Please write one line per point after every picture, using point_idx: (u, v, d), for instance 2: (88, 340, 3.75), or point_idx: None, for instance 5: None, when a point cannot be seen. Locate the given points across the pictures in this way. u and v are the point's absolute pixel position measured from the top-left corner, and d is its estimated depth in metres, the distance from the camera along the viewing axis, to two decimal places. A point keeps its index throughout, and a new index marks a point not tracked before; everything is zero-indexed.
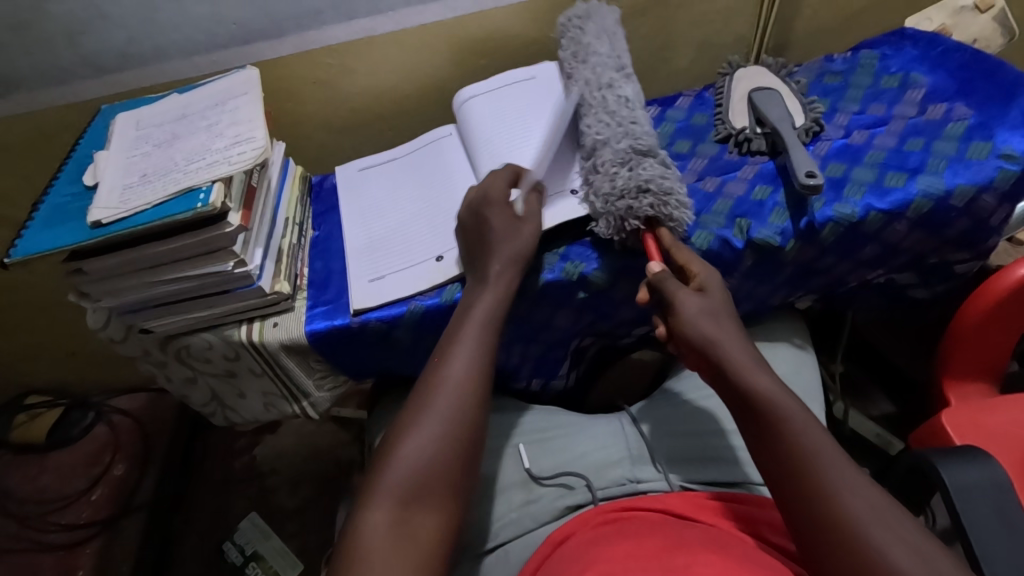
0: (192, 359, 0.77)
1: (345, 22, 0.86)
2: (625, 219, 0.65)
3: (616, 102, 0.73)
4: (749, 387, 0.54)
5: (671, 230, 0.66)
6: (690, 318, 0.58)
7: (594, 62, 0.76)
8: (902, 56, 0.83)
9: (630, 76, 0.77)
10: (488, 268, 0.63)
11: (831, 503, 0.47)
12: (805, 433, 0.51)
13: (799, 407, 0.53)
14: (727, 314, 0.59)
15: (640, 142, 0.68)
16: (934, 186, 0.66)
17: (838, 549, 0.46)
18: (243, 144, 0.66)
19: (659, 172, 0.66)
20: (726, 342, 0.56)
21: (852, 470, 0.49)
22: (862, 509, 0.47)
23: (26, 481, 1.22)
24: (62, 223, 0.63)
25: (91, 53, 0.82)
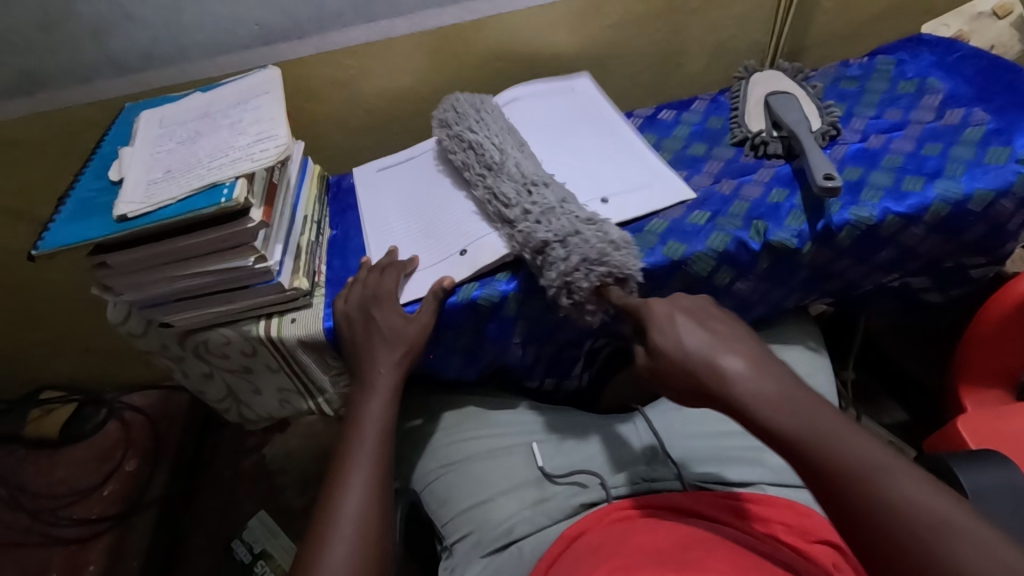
0: (209, 355, 0.78)
1: (365, 24, 0.87)
2: (585, 307, 0.64)
3: (496, 207, 0.69)
4: (759, 418, 0.47)
5: (618, 287, 0.63)
6: (680, 349, 0.53)
7: (471, 180, 0.74)
8: (919, 61, 0.83)
9: (502, 166, 0.72)
10: (371, 377, 0.66)
11: (897, 524, 0.40)
12: (828, 444, 0.44)
13: (816, 414, 0.46)
14: (728, 331, 0.53)
15: (532, 242, 0.65)
16: (951, 191, 0.66)
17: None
18: (266, 141, 0.67)
19: (566, 259, 0.62)
20: (728, 364, 0.50)
21: (886, 470, 0.42)
22: (918, 526, 0.40)
23: (39, 475, 1.22)
24: (88, 218, 0.64)
25: (116, 51, 0.84)
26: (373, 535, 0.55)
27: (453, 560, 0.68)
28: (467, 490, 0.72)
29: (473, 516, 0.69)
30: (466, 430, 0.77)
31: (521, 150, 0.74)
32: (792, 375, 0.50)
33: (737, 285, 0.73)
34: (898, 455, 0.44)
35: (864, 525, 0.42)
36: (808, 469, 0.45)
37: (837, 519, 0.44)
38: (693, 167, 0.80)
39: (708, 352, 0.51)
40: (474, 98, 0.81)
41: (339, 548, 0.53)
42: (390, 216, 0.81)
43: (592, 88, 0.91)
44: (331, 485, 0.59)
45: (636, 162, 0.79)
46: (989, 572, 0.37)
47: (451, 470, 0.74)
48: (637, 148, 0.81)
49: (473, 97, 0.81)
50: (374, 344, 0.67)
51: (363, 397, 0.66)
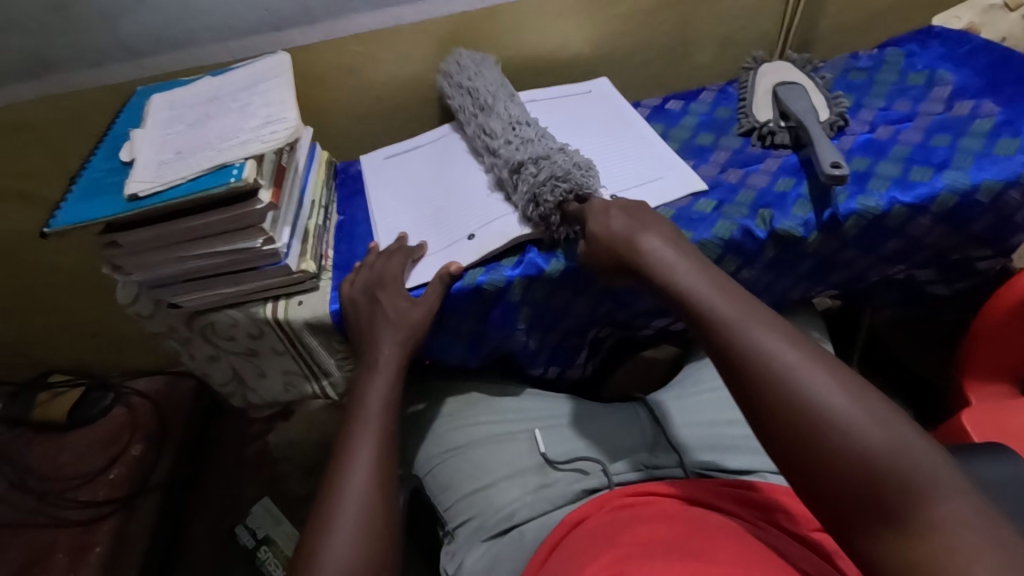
0: (216, 337, 0.78)
1: (374, 11, 0.87)
2: (549, 218, 0.67)
3: (484, 138, 0.77)
4: (668, 279, 0.56)
5: (577, 203, 0.67)
6: (608, 232, 0.62)
7: (464, 122, 0.81)
8: (929, 53, 0.83)
9: (492, 106, 0.79)
10: (376, 355, 0.67)
11: (763, 362, 0.46)
12: (724, 299, 0.52)
13: (725, 282, 0.54)
14: (657, 223, 0.62)
15: (511, 159, 0.71)
16: (959, 181, 0.66)
17: (775, 407, 0.45)
18: (276, 123, 0.67)
19: (537, 173, 0.68)
20: (645, 241, 0.59)
21: (760, 320, 0.49)
22: (778, 361, 0.46)
23: (46, 458, 1.24)
24: (100, 197, 0.65)
25: (128, 35, 0.84)
26: (376, 520, 0.56)
27: (455, 545, 0.69)
28: (469, 475, 0.72)
29: (476, 501, 0.70)
30: (469, 416, 0.78)
31: (510, 98, 0.81)
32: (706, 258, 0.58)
33: (742, 273, 0.73)
34: (782, 321, 0.50)
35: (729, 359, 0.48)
36: (691, 315, 0.53)
37: (716, 364, 0.50)
38: (700, 157, 0.80)
39: (630, 233, 0.61)
40: (477, 55, 0.87)
41: (344, 533, 0.54)
42: (398, 204, 0.81)
43: (609, 89, 0.92)
44: (334, 469, 0.59)
45: (648, 156, 0.79)
46: (830, 400, 0.43)
47: (453, 455, 0.74)
48: (651, 143, 0.81)
49: (476, 55, 0.87)
50: (377, 328, 0.67)
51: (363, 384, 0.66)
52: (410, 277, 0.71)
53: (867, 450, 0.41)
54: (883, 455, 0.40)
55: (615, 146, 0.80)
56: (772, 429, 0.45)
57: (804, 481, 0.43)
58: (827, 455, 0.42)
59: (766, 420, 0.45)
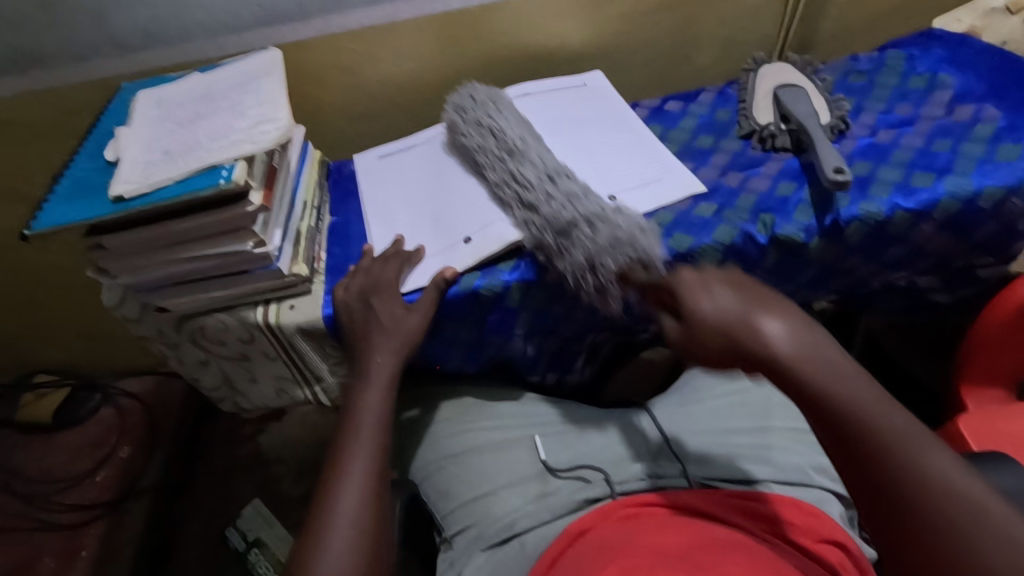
0: (206, 341, 0.77)
1: (369, 8, 0.86)
2: (605, 292, 0.64)
3: (516, 187, 0.69)
4: (790, 373, 0.47)
5: (643, 271, 0.61)
6: (715, 315, 0.50)
7: (485, 164, 0.73)
8: (930, 56, 0.82)
9: (524, 151, 0.71)
10: (369, 361, 0.65)
11: (897, 457, 0.44)
12: (842, 386, 0.46)
13: (829, 358, 0.47)
14: (755, 291, 0.52)
15: (557, 221, 0.64)
16: (962, 187, 0.65)
17: (931, 525, 0.42)
18: (267, 123, 0.65)
19: (593, 236, 0.63)
20: (770, 328, 0.48)
21: (887, 408, 0.46)
22: (907, 454, 0.44)
23: (32, 460, 1.21)
24: (84, 198, 0.63)
25: (114, 29, 0.82)
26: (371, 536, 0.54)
27: (453, 553, 0.67)
28: (468, 482, 0.71)
29: (475, 509, 0.69)
30: (468, 421, 0.76)
31: (539, 141, 0.74)
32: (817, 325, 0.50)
33: None
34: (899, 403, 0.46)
35: (864, 460, 0.45)
36: (819, 411, 0.47)
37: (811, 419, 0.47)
38: (700, 159, 0.79)
39: (746, 316, 0.49)
40: (488, 89, 0.80)
41: (338, 549, 0.52)
42: (393, 204, 0.80)
43: (603, 82, 0.91)
44: (329, 480, 0.58)
45: (646, 156, 0.78)
46: (962, 497, 0.42)
47: (451, 462, 0.73)
48: (647, 142, 0.80)
49: (489, 89, 0.80)
50: (372, 334, 0.66)
51: (359, 391, 0.64)
52: (407, 280, 0.70)
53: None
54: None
55: (609, 146, 0.78)
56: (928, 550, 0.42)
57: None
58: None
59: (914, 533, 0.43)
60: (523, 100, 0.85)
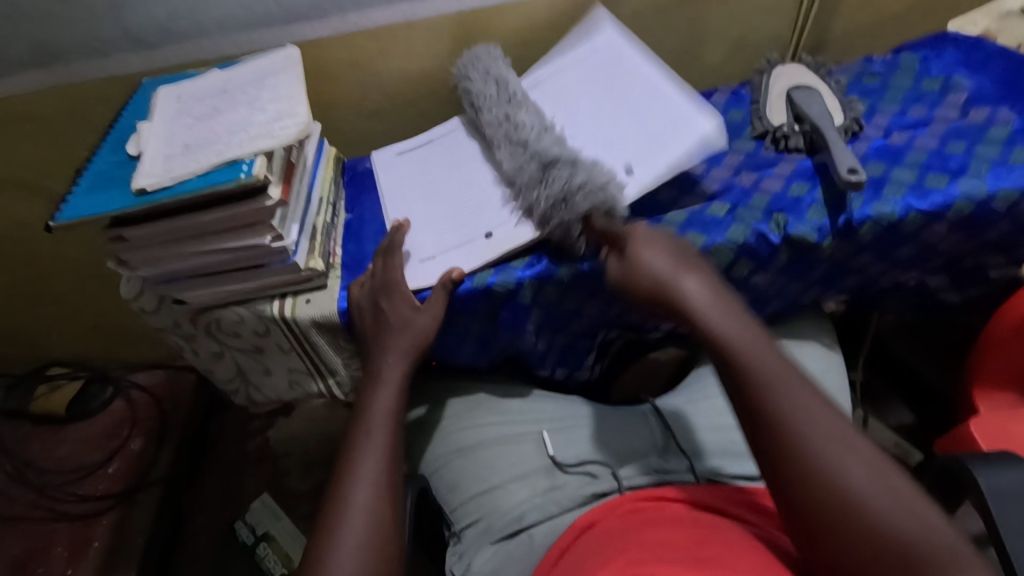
0: (221, 333, 0.78)
1: (385, 6, 0.87)
2: (571, 227, 0.66)
3: (512, 129, 0.73)
4: (713, 328, 0.55)
5: (605, 218, 0.64)
6: (649, 272, 0.59)
7: (484, 106, 0.78)
8: (944, 58, 0.82)
9: (523, 102, 0.76)
10: (379, 363, 0.66)
11: (807, 439, 0.48)
12: (768, 361, 0.52)
13: (760, 341, 0.54)
14: (690, 261, 0.60)
15: (546, 156, 0.68)
16: (976, 189, 0.65)
17: (810, 487, 0.47)
18: (286, 119, 0.66)
19: (571, 174, 0.66)
20: (690, 285, 0.57)
21: (806, 391, 0.50)
22: (819, 434, 0.48)
23: (45, 450, 1.23)
24: (106, 191, 0.64)
25: (134, 25, 0.83)
26: (384, 523, 0.54)
27: (462, 546, 0.68)
28: (477, 476, 0.72)
29: (484, 502, 0.69)
30: (476, 417, 0.77)
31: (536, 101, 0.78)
32: (742, 305, 0.58)
33: (754, 278, 0.72)
34: (823, 394, 0.51)
35: (772, 427, 0.49)
36: (736, 374, 0.52)
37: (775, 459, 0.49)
38: (713, 159, 0.79)
39: (674, 275, 0.58)
40: (492, 49, 0.83)
41: (351, 536, 0.52)
42: (408, 199, 0.80)
43: (614, 35, 0.83)
44: (342, 471, 0.58)
45: (660, 105, 0.74)
46: (854, 481, 0.46)
47: (460, 456, 0.74)
48: (662, 98, 0.74)
49: (491, 49, 0.84)
50: (384, 333, 0.67)
51: (369, 390, 0.65)
52: (415, 278, 0.70)
53: (906, 538, 0.43)
54: (907, 535, 0.43)
55: (624, 101, 0.76)
56: (802, 500, 0.47)
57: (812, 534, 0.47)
58: (851, 531, 0.45)
59: (798, 485, 0.47)
60: (535, 75, 0.84)
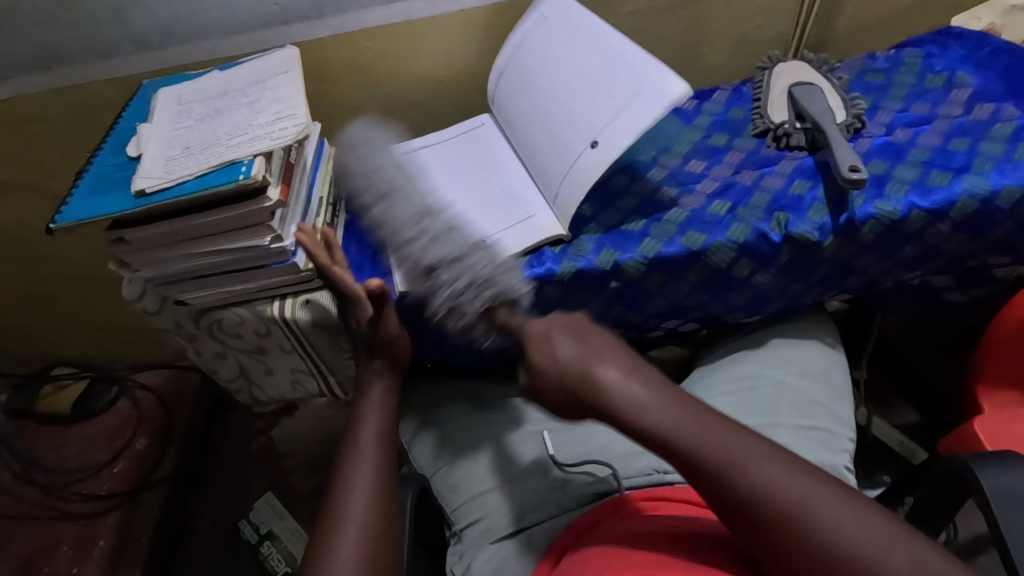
0: (223, 334, 0.78)
1: (384, 6, 0.86)
2: (471, 325, 0.65)
3: (391, 232, 0.70)
4: (643, 425, 0.51)
5: (506, 309, 0.65)
6: (568, 365, 0.57)
7: (369, 203, 0.74)
8: (947, 55, 0.82)
9: (394, 193, 0.72)
10: (363, 382, 0.67)
11: (771, 506, 0.44)
12: (705, 444, 0.48)
13: (682, 414, 0.51)
14: (598, 339, 0.59)
15: (421, 262, 0.66)
16: (979, 187, 0.65)
17: (794, 555, 0.43)
18: (285, 120, 0.66)
19: (455, 277, 0.63)
20: (604, 374, 0.55)
21: (757, 460, 0.46)
22: (767, 510, 0.44)
23: (51, 450, 1.23)
24: (107, 193, 0.64)
25: (135, 27, 0.83)
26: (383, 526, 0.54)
27: (462, 546, 0.68)
28: (478, 477, 0.72)
29: (485, 502, 0.69)
30: (477, 418, 0.77)
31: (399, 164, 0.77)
32: (659, 376, 0.55)
33: (755, 278, 0.72)
34: (766, 445, 0.48)
35: (728, 511, 0.46)
36: (676, 460, 0.49)
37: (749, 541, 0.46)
38: (714, 158, 0.79)
39: (584, 366, 0.56)
40: (363, 133, 0.83)
41: (351, 542, 0.52)
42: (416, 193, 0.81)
43: None
44: (338, 475, 0.58)
45: (616, 70, 0.71)
46: (834, 535, 0.42)
47: (461, 457, 0.74)
48: (620, 54, 0.72)
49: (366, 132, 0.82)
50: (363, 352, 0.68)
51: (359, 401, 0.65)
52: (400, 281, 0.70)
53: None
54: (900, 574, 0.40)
55: (579, 79, 0.74)
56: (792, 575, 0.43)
57: None
58: None
59: (782, 562, 0.44)
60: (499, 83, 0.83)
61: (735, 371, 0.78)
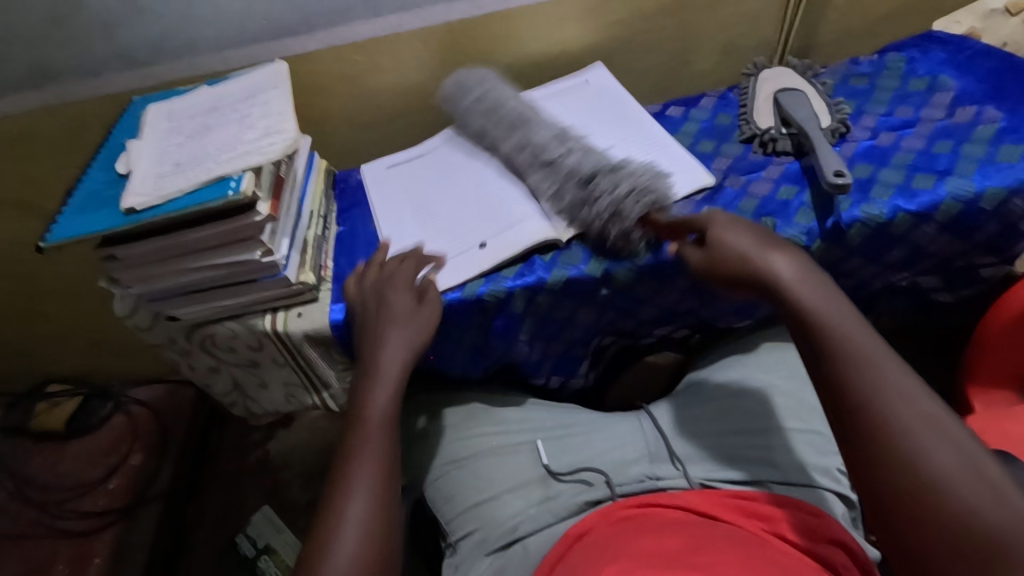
0: (215, 348, 0.78)
1: (373, 19, 0.87)
2: (629, 233, 0.67)
3: (531, 152, 0.75)
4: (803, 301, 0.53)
5: (664, 213, 0.67)
6: (730, 248, 0.59)
7: (497, 138, 0.79)
8: (930, 59, 0.83)
9: (532, 119, 0.78)
10: (377, 359, 0.63)
11: (894, 415, 0.44)
12: (855, 339, 0.48)
13: (850, 316, 0.51)
14: (773, 240, 0.59)
15: (581, 172, 0.71)
16: (964, 189, 0.66)
17: (893, 461, 0.42)
18: (274, 135, 0.67)
19: (615, 183, 0.68)
20: (775, 259, 0.56)
21: (898, 377, 0.46)
22: (900, 413, 0.44)
23: (45, 468, 1.22)
24: (97, 210, 0.64)
25: (125, 45, 0.84)
26: (379, 539, 0.54)
27: (458, 557, 0.68)
28: (473, 487, 0.72)
29: (480, 513, 0.69)
30: (471, 426, 0.77)
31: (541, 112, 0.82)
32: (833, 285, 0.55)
33: None
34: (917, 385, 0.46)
35: (846, 399, 0.46)
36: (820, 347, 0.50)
37: (851, 436, 0.46)
38: (702, 164, 0.80)
39: (751, 252, 0.58)
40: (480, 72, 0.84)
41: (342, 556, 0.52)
42: (399, 204, 0.82)
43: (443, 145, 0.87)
44: (337, 479, 0.57)
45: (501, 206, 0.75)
46: (939, 460, 0.41)
47: (456, 467, 0.74)
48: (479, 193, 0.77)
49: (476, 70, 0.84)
50: (383, 322, 0.65)
51: (370, 385, 0.63)
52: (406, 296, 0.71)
53: (995, 528, 0.38)
54: (997, 523, 0.38)
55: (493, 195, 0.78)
56: (881, 484, 0.43)
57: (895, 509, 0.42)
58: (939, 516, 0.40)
59: (883, 461, 0.43)
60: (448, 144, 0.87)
61: (734, 372, 0.78)
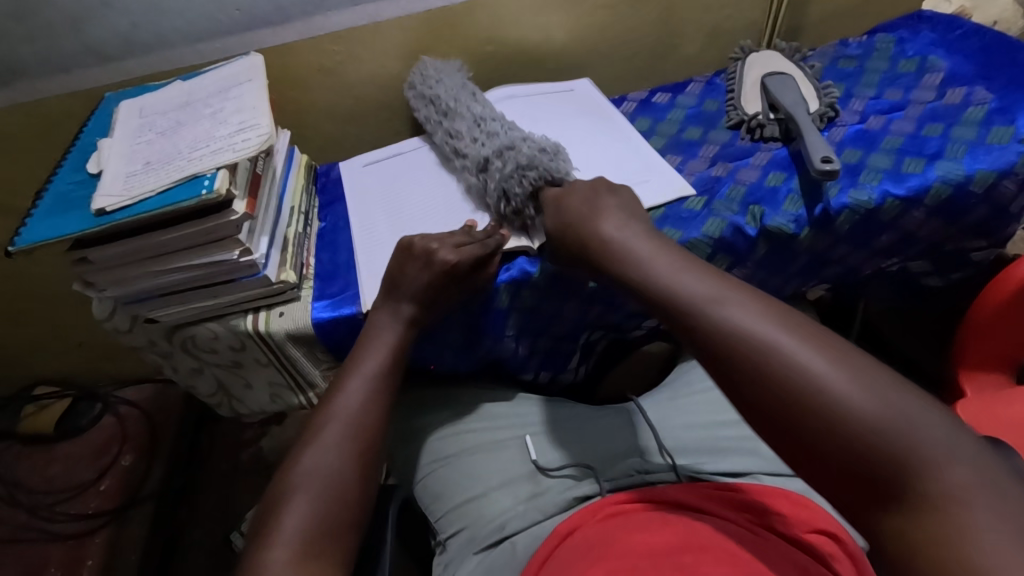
0: (198, 350, 0.77)
1: (350, 8, 0.85)
2: (520, 209, 0.67)
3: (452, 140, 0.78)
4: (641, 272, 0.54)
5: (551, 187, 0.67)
6: (581, 221, 0.61)
7: (431, 129, 0.82)
8: (919, 39, 0.81)
9: (455, 109, 0.79)
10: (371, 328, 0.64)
11: (753, 344, 0.45)
12: (692, 288, 0.50)
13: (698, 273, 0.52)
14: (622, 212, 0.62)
15: (476, 157, 0.72)
16: (953, 172, 0.65)
17: (771, 389, 0.43)
18: (248, 130, 0.65)
19: (504, 166, 0.68)
20: (610, 230, 0.59)
21: (747, 312, 0.47)
22: (757, 352, 0.44)
23: (35, 471, 1.21)
24: (66, 212, 0.63)
25: (93, 39, 0.81)
26: (334, 507, 0.52)
27: (447, 556, 0.67)
28: (461, 485, 0.71)
29: (468, 511, 0.68)
30: (459, 424, 0.76)
31: (473, 97, 0.81)
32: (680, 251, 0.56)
33: (733, 272, 0.71)
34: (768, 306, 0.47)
35: (717, 358, 0.46)
36: (673, 312, 0.50)
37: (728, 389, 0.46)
38: (687, 152, 0.78)
39: (592, 220, 0.60)
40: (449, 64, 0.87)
41: (294, 515, 0.50)
42: (375, 203, 0.80)
43: None
44: (293, 458, 0.55)
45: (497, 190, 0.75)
46: (823, 382, 0.41)
47: (442, 466, 0.73)
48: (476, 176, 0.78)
49: (440, 62, 0.87)
50: (399, 267, 0.65)
51: (344, 374, 0.61)
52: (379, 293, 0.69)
53: (877, 425, 0.39)
54: (884, 425, 0.39)
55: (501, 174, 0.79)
56: (777, 425, 0.42)
57: (794, 444, 0.42)
58: (826, 434, 0.40)
59: (770, 402, 0.43)
60: None
61: None
